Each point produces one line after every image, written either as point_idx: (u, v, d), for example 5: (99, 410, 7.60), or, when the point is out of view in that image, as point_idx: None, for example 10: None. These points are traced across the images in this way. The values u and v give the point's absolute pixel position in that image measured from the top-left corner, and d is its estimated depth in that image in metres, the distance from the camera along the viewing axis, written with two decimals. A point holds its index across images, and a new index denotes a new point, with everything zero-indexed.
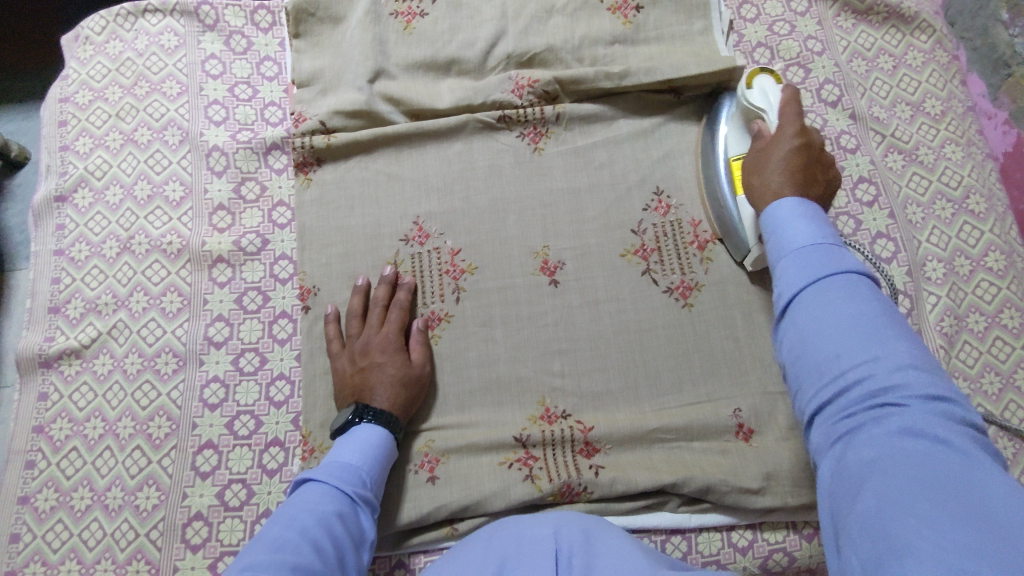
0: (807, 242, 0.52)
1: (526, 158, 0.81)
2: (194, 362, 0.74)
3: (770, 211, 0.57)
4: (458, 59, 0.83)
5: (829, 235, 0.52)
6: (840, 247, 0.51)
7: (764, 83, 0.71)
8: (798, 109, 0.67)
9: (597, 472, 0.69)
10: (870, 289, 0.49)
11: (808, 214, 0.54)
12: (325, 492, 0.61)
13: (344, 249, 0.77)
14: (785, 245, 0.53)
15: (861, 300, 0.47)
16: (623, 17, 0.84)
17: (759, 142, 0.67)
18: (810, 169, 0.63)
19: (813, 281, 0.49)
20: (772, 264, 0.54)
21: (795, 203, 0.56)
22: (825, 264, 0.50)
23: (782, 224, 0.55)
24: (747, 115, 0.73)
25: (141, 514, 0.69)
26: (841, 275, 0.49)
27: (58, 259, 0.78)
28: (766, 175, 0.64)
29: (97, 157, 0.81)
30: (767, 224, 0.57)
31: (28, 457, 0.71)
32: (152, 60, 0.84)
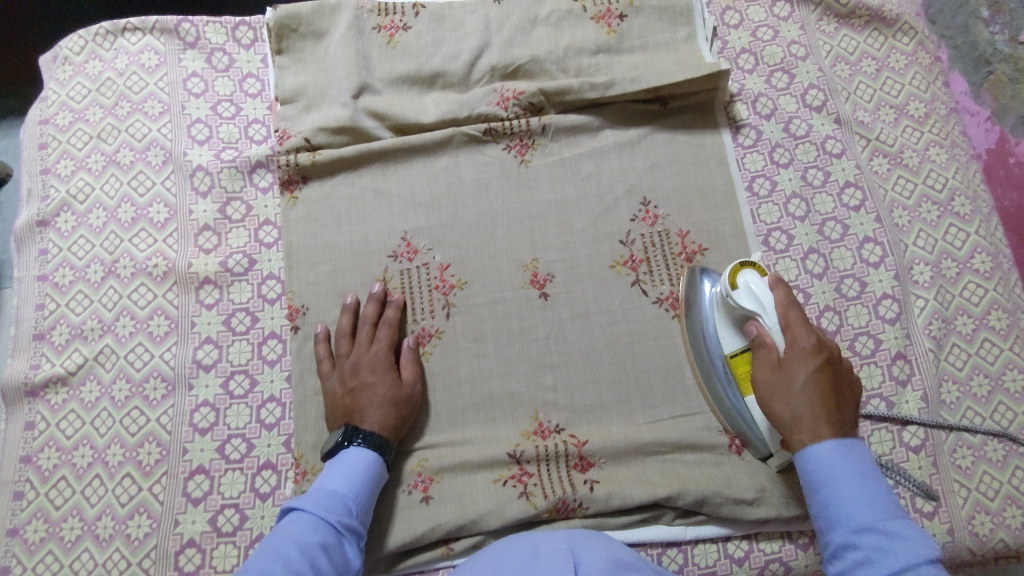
0: (854, 498, 0.57)
1: (513, 171, 0.80)
2: (183, 387, 0.73)
3: (808, 451, 0.61)
4: (442, 72, 0.82)
5: (875, 494, 0.57)
6: (895, 513, 0.56)
7: (749, 278, 0.69)
8: (800, 315, 0.67)
9: (592, 487, 0.69)
10: (937, 567, 0.52)
11: (854, 458, 0.59)
12: (311, 522, 0.61)
13: (332, 267, 0.77)
14: (837, 507, 0.58)
15: (919, 564, 0.52)
16: (607, 26, 0.84)
17: (768, 356, 0.66)
18: (836, 391, 0.63)
19: (870, 545, 0.55)
20: (824, 538, 0.59)
21: (841, 445, 0.60)
22: (883, 533, 0.55)
23: (830, 477, 0.59)
24: (737, 313, 0.70)
25: (133, 543, 0.68)
26: (895, 534, 0.54)
27: (42, 285, 0.77)
28: (789, 402, 0.63)
29: (79, 179, 0.80)
30: (810, 475, 0.60)
31: (16, 487, 0.71)
32: (133, 79, 0.83)
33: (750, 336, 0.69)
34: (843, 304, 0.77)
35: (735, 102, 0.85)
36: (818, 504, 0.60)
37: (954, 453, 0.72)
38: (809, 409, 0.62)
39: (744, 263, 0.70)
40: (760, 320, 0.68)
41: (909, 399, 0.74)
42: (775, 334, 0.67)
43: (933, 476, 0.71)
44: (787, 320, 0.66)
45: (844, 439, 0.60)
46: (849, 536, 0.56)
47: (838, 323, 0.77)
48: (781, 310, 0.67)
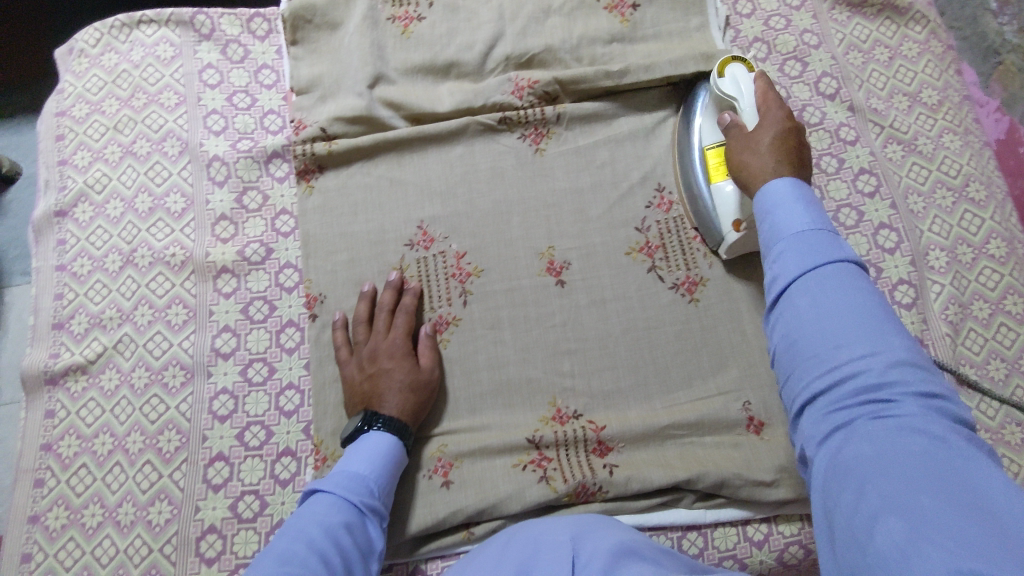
0: (803, 228, 0.52)
1: (528, 159, 0.81)
2: (202, 375, 0.73)
3: (764, 188, 0.57)
4: (457, 62, 0.83)
5: (821, 222, 0.52)
6: (835, 233, 0.52)
7: (733, 70, 0.73)
8: (778, 97, 0.69)
9: (612, 471, 0.69)
10: (863, 278, 0.49)
11: (805, 193, 0.55)
12: (333, 502, 0.61)
13: (350, 256, 0.77)
14: (778, 228, 0.53)
15: (870, 306, 0.47)
16: (620, 15, 0.85)
17: (740, 128, 0.69)
18: (798, 152, 0.63)
19: (814, 272, 0.49)
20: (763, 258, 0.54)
21: (785, 183, 0.56)
22: (820, 250, 0.50)
23: (778, 206, 0.55)
24: (720, 102, 0.74)
25: (154, 529, 0.69)
26: (841, 270, 0.49)
27: (60, 275, 0.77)
28: (756, 153, 0.64)
29: (96, 170, 0.81)
30: (763, 203, 0.56)
31: (37, 475, 0.71)
32: (148, 71, 0.84)
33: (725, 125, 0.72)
34: None
35: None
36: (766, 225, 0.55)
37: None
38: (766, 159, 0.63)
39: (735, 60, 0.74)
40: (736, 107, 0.72)
41: None
42: (749, 117, 0.70)
43: None
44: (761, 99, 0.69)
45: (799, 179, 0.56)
46: (788, 253, 0.51)
47: None
48: (759, 91, 0.70)
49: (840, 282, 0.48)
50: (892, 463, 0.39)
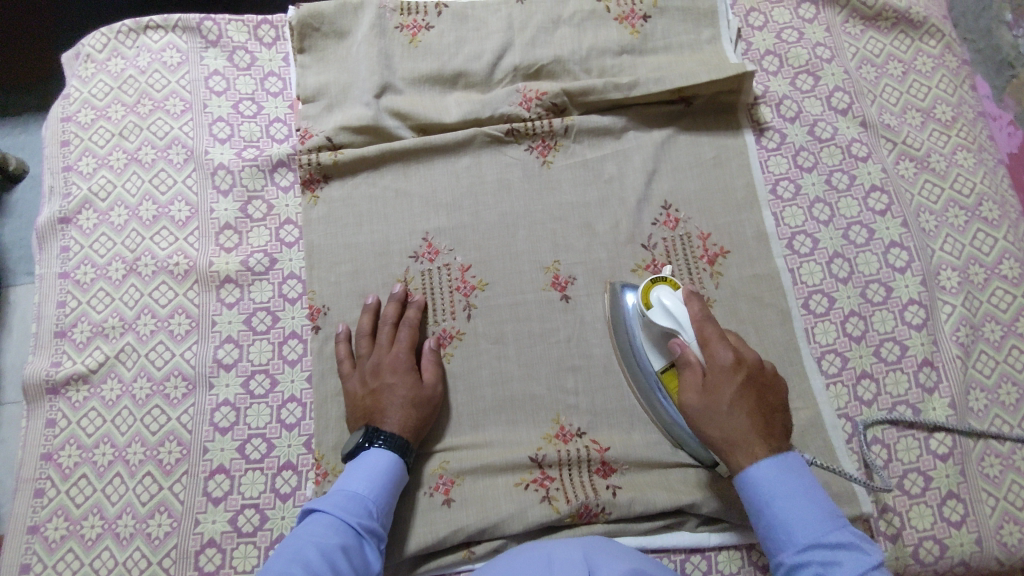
0: (810, 530, 0.57)
1: (535, 172, 0.80)
2: (203, 386, 0.73)
3: (748, 473, 0.60)
4: (465, 71, 0.82)
5: (823, 510, 0.57)
6: (835, 519, 0.57)
7: (661, 294, 0.67)
8: (716, 326, 0.65)
9: (615, 492, 0.68)
10: (882, 572, 0.54)
11: (794, 473, 0.59)
12: (330, 523, 0.61)
13: (354, 267, 0.77)
14: (786, 526, 0.58)
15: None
16: (631, 26, 0.84)
17: (694, 376, 0.64)
18: (762, 402, 0.62)
19: (822, 559, 0.55)
20: (770, 547, 0.59)
21: (783, 463, 0.60)
22: (836, 558, 0.55)
23: (774, 499, 0.58)
24: (655, 332, 0.69)
25: (154, 542, 0.68)
26: (857, 563, 0.54)
27: (63, 282, 0.77)
28: (725, 428, 0.61)
29: (101, 177, 0.80)
30: (752, 497, 0.60)
31: (37, 484, 0.70)
32: (155, 77, 0.83)
33: (677, 358, 0.66)
34: (868, 309, 0.76)
35: (759, 104, 0.84)
36: (766, 521, 0.59)
37: (981, 461, 0.71)
38: (743, 424, 0.61)
39: (656, 282, 0.69)
40: (682, 339, 0.65)
41: (936, 406, 0.73)
42: (695, 351, 0.65)
43: (961, 485, 0.70)
44: (705, 334, 0.64)
45: (778, 453, 0.60)
46: (806, 561, 0.56)
47: (863, 328, 0.76)
48: (698, 324, 0.64)
49: (850, 561, 0.54)
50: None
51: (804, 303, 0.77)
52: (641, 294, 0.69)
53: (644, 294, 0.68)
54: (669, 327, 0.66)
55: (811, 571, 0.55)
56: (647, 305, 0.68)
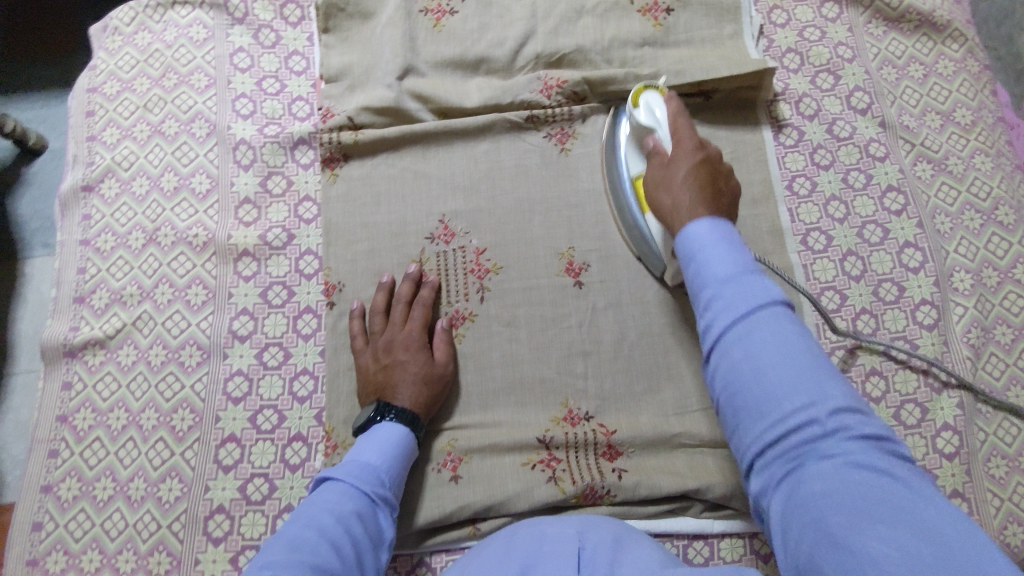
0: (725, 267, 0.52)
1: (553, 158, 0.80)
2: (218, 356, 0.74)
3: (685, 230, 0.57)
4: (487, 57, 0.83)
5: (741, 256, 0.53)
6: (759, 272, 0.52)
7: (644, 97, 0.72)
8: (690, 122, 0.70)
9: (621, 475, 0.69)
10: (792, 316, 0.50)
11: (724, 233, 0.55)
12: (344, 491, 0.61)
13: (371, 245, 0.77)
14: (706, 266, 0.54)
15: (786, 324, 0.49)
16: (653, 19, 0.84)
17: (660, 158, 0.69)
18: (715, 177, 0.64)
19: (736, 288, 0.51)
20: (693, 293, 0.55)
21: (710, 224, 0.56)
22: (747, 293, 0.51)
23: (701, 251, 0.55)
24: (637, 134, 0.74)
25: (164, 506, 0.69)
26: (766, 302, 0.50)
27: (84, 249, 0.78)
28: (674, 193, 0.64)
29: (124, 148, 0.81)
30: (684, 247, 0.57)
31: (51, 446, 0.72)
32: (180, 52, 0.84)
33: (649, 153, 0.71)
34: (880, 307, 0.77)
35: (779, 101, 0.84)
36: (692, 266, 0.55)
37: (988, 462, 0.71)
38: (684, 190, 0.63)
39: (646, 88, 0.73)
40: (656, 136, 0.70)
41: (944, 405, 0.73)
42: (666, 146, 0.69)
43: (966, 485, 0.70)
44: (676, 128, 0.69)
45: (717, 216, 0.58)
46: (718, 296, 0.52)
47: (873, 327, 0.76)
48: (672, 119, 0.70)
49: (756, 298, 0.50)
50: (848, 503, 0.40)
51: (816, 299, 0.77)
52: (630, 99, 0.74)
53: (633, 97, 0.73)
54: (643, 123, 0.71)
55: (719, 305, 0.51)
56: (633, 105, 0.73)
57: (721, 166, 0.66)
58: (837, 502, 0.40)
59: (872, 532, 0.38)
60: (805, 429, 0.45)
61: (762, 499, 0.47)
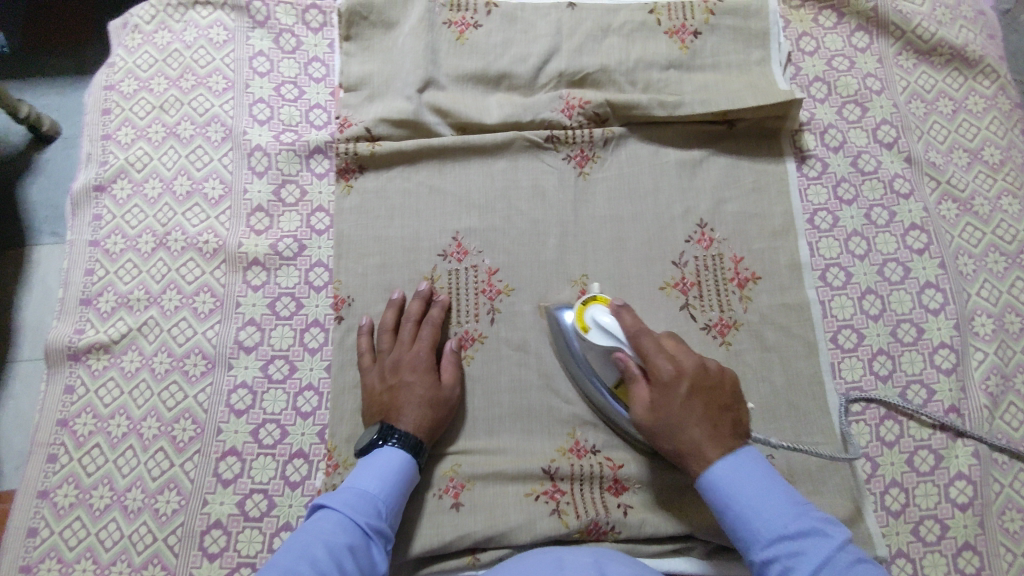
0: (776, 517, 0.56)
1: (571, 181, 0.79)
2: (223, 366, 0.73)
3: (707, 476, 0.59)
4: (509, 73, 0.81)
5: (786, 498, 0.57)
6: (799, 507, 0.57)
7: (596, 315, 0.67)
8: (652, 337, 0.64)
9: (626, 511, 0.68)
10: (845, 546, 0.54)
11: (751, 466, 0.59)
12: (338, 521, 0.60)
13: (382, 260, 0.76)
14: (751, 520, 0.57)
15: (845, 557, 0.54)
16: (680, 41, 0.83)
17: (640, 390, 0.64)
18: (714, 402, 0.62)
19: (789, 546, 0.55)
20: (741, 548, 0.58)
21: (743, 460, 0.59)
22: (804, 545, 0.54)
23: (737, 496, 0.58)
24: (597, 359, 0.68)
25: (161, 518, 0.68)
26: (824, 545, 0.54)
27: (93, 251, 0.77)
28: (684, 431, 0.61)
29: (138, 148, 0.80)
30: (715, 497, 0.59)
31: (50, 450, 0.71)
32: (200, 53, 0.83)
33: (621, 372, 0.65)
34: (898, 349, 0.75)
35: (803, 131, 0.83)
36: (730, 521, 0.58)
37: (1001, 515, 0.70)
38: (694, 434, 0.61)
39: (589, 304, 0.69)
40: (624, 351, 0.65)
41: (959, 454, 0.72)
42: (637, 366, 0.65)
43: (978, 537, 0.69)
44: (649, 359, 0.63)
45: (734, 453, 0.60)
46: (776, 555, 0.55)
47: (890, 368, 0.75)
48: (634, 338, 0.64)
49: (816, 547, 0.54)
50: None
51: (833, 337, 0.76)
52: (577, 320, 0.68)
53: (579, 320, 0.68)
54: (607, 345, 0.66)
55: (782, 565, 0.54)
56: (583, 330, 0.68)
57: (712, 377, 0.63)
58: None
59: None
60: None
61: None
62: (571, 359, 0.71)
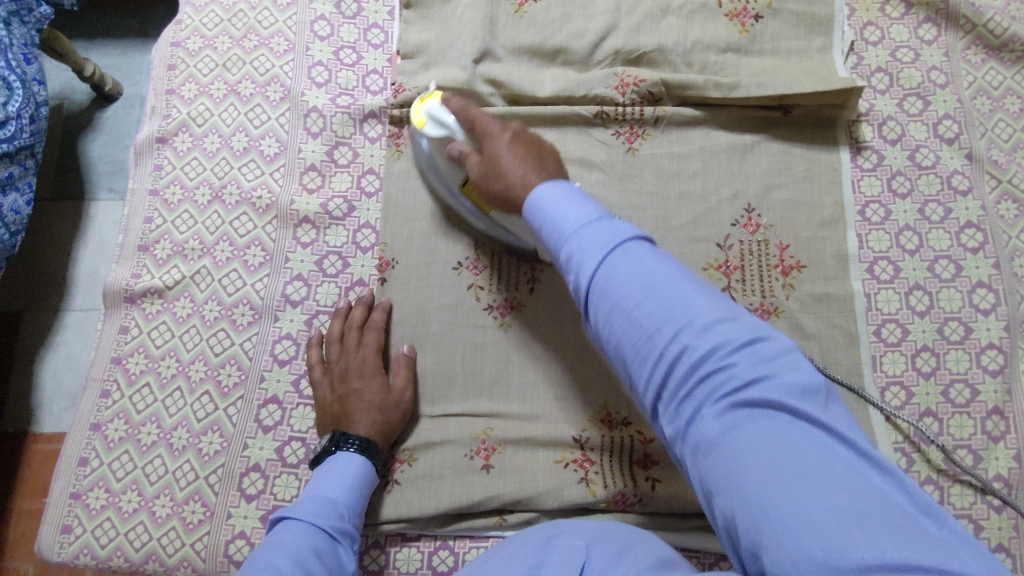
0: (580, 217, 0.51)
1: (619, 157, 0.79)
2: (269, 318, 0.75)
3: (529, 201, 0.56)
4: (566, 48, 0.82)
5: (597, 210, 0.52)
6: (611, 217, 0.51)
7: (431, 106, 0.71)
8: (481, 113, 0.68)
9: (654, 486, 0.68)
10: (651, 248, 0.49)
11: (569, 189, 0.55)
12: (299, 530, 0.59)
13: (427, 226, 0.77)
14: (559, 222, 0.52)
15: (645, 252, 0.48)
16: (740, 25, 0.82)
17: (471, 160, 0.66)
18: (535, 149, 0.64)
19: (586, 241, 0.49)
20: (553, 257, 0.53)
21: (560, 184, 0.56)
22: (595, 240, 0.49)
23: (549, 209, 0.54)
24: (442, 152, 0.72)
25: (203, 458, 0.71)
26: (614, 245, 0.48)
27: (153, 199, 0.80)
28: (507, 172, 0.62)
29: (200, 104, 0.83)
30: (532, 213, 0.56)
31: (104, 386, 0.74)
32: (264, 14, 0.85)
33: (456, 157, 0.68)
34: (943, 347, 0.74)
35: (861, 122, 0.81)
36: (545, 234, 0.54)
37: None
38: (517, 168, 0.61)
39: (431, 95, 0.72)
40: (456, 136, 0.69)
41: (999, 456, 0.70)
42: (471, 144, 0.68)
43: (1013, 541, 0.68)
44: (484, 124, 0.66)
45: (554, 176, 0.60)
46: (575, 254, 0.50)
47: (934, 365, 0.73)
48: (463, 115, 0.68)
49: (607, 244, 0.48)
50: (772, 454, 0.38)
51: (876, 330, 0.75)
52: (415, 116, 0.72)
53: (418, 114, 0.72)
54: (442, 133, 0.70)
55: (579, 258, 0.49)
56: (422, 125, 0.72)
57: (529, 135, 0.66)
58: (740, 456, 0.38)
59: (795, 470, 0.37)
60: (683, 359, 0.43)
61: (672, 442, 0.44)
62: (428, 164, 0.75)
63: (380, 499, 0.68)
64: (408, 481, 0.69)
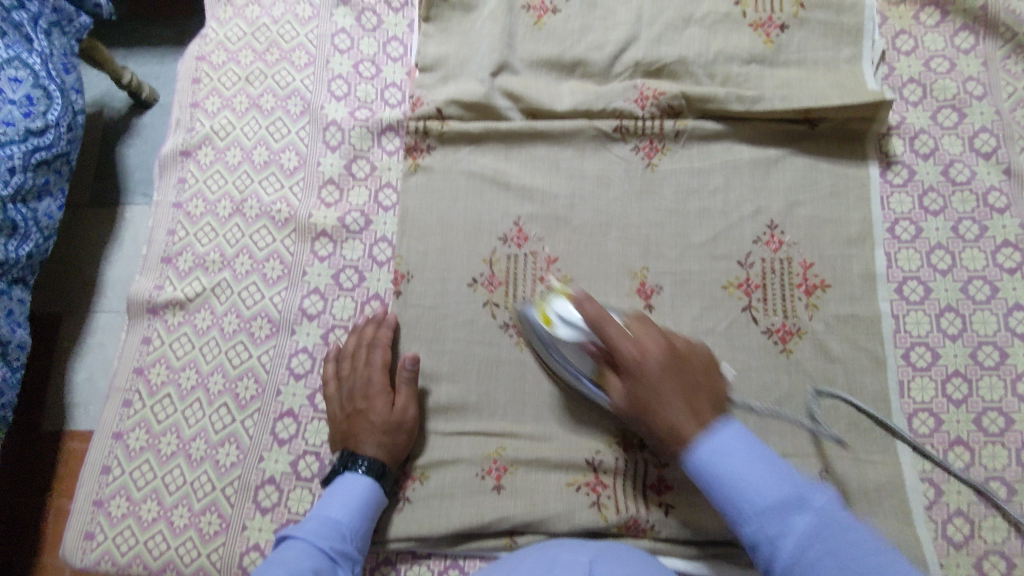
0: (766, 488, 0.50)
1: (638, 173, 0.78)
2: (286, 331, 0.76)
3: (696, 458, 0.54)
4: (585, 60, 0.80)
5: (780, 472, 0.51)
6: (798, 479, 0.51)
7: (560, 309, 0.66)
8: (619, 325, 0.60)
9: (667, 511, 0.67)
10: (845, 515, 0.49)
11: (746, 440, 0.54)
12: (302, 549, 0.61)
13: (443, 241, 0.77)
14: (740, 490, 0.51)
15: (844, 525, 0.48)
16: (765, 35, 0.80)
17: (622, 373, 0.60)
18: (689, 378, 0.59)
19: (779, 523, 0.49)
20: (732, 524, 0.53)
21: (723, 440, 0.54)
22: (791, 521, 0.49)
23: (722, 465, 0.52)
24: (567, 350, 0.66)
25: (220, 469, 0.72)
26: (813, 520, 0.48)
27: (176, 212, 0.82)
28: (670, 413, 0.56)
29: (223, 118, 0.84)
30: (697, 467, 0.54)
31: (127, 395, 0.76)
32: (286, 28, 0.86)
33: (593, 350, 0.64)
34: (975, 372, 0.71)
35: (891, 135, 0.79)
36: (718, 498, 0.52)
37: None
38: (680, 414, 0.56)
39: (552, 298, 0.68)
40: (588, 339, 0.64)
41: None
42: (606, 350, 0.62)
43: None
44: (617, 347, 0.59)
45: (710, 428, 0.54)
46: (764, 535, 0.49)
47: (965, 392, 0.70)
48: (597, 320, 0.60)
49: (803, 525, 0.48)
50: None
51: (904, 354, 0.72)
52: (541, 316, 0.67)
53: (544, 315, 0.67)
54: (576, 336, 0.64)
55: (769, 540, 0.49)
56: (548, 324, 0.67)
57: (683, 356, 0.60)
58: None
59: None
60: None
61: None
62: (540, 341, 0.70)
63: (390, 516, 0.69)
64: (419, 498, 0.69)
